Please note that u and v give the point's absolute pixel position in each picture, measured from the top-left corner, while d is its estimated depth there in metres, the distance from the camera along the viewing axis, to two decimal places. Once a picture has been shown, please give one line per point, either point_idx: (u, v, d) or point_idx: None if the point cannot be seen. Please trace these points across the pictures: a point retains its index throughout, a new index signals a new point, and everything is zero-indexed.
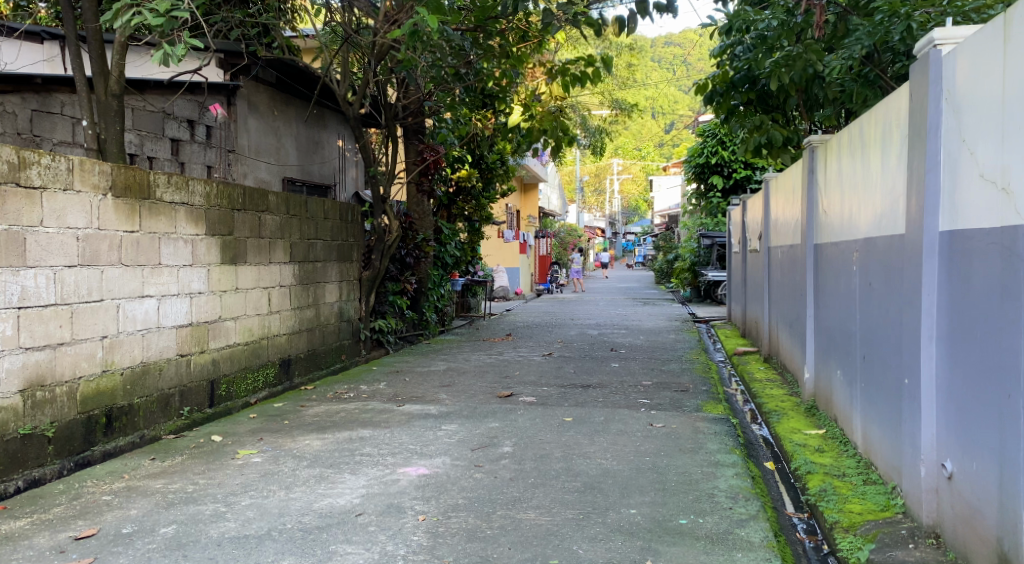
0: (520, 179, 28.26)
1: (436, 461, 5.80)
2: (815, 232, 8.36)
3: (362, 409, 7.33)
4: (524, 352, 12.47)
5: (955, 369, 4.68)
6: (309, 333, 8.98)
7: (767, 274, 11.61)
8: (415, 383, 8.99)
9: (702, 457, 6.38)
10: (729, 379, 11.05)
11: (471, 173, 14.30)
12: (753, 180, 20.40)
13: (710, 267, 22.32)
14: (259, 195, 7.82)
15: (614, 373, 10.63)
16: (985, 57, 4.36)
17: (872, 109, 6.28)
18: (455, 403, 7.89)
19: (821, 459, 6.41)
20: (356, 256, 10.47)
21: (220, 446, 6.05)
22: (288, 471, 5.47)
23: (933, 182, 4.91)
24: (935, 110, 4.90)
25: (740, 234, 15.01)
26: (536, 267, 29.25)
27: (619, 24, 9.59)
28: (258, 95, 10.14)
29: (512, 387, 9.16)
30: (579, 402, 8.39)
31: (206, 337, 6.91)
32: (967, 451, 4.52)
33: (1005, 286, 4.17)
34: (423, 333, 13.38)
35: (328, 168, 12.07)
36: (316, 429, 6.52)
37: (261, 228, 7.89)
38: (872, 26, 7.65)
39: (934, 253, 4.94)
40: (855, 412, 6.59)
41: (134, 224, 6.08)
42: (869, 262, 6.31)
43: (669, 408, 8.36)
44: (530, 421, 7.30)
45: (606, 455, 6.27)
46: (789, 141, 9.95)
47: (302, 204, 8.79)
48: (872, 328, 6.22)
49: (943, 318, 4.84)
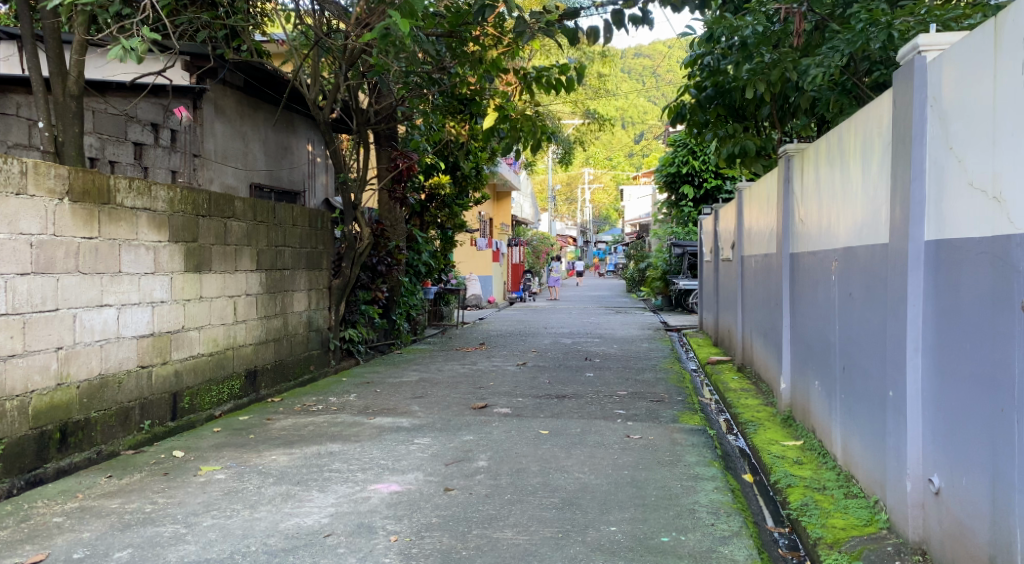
0: (493, 187, 28.09)
1: (409, 477, 5.58)
2: (791, 241, 8.25)
3: (331, 422, 7.10)
4: (497, 362, 12.27)
5: (942, 381, 4.54)
6: (276, 343, 8.72)
7: (740, 283, 11.50)
8: (386, 394, 8.76)
9: (681, 471, 6.21)
10: (704, 388, 10.92)
11: (443, 181, 14.11)
12: (724, 190, 20.38)
13: (681, 276, 22.28)
14: (225, 201, 7.58)
15: (588, 383, 10.46)
16: (974, 62, 4.23)
17: (852, 117, 6.16)
18: (428, 416, 7.67)
19: (800, 472, 6.26)
20: (326, 264, 10.23)
21: (182, 462, 5.79)
22: (252, 489, 5.23)
23: (919, 191, 4.78)
24: (920, 117, 4.77)
25: (712, 243, 14.92)
26: (508, 276, 29.09)
27: (593, 34, 9.45)
28: (224, 98, 9.91)
29: (486, 398, 8.96)
30: (554, 414, 8.20)
31: (168, 348, 6.66)
32: (955, 467, 4.38)
33: (997, 296, 4.03)
34: (394, 342, 13.15)
35: (297, 174, 11.83)
36: (282, 443, 6.28)
37: (227, 235, 7.65)
38: (852, 36, 7.53)
39: (919, 263, 4.81)
40: (835, 423, 6.47)
41: (92, 229, 5.83)
42: (850, 271, 6.18)
43: (646, 419, 8.19)
44: (505, 434, 7.10)
45: (584, 469, 6.08)
46: (762, 150, 9.82)
47: (268, 210, 8.54)
48: (852, 339, 6.10)
49: (930, 329, 4.71)
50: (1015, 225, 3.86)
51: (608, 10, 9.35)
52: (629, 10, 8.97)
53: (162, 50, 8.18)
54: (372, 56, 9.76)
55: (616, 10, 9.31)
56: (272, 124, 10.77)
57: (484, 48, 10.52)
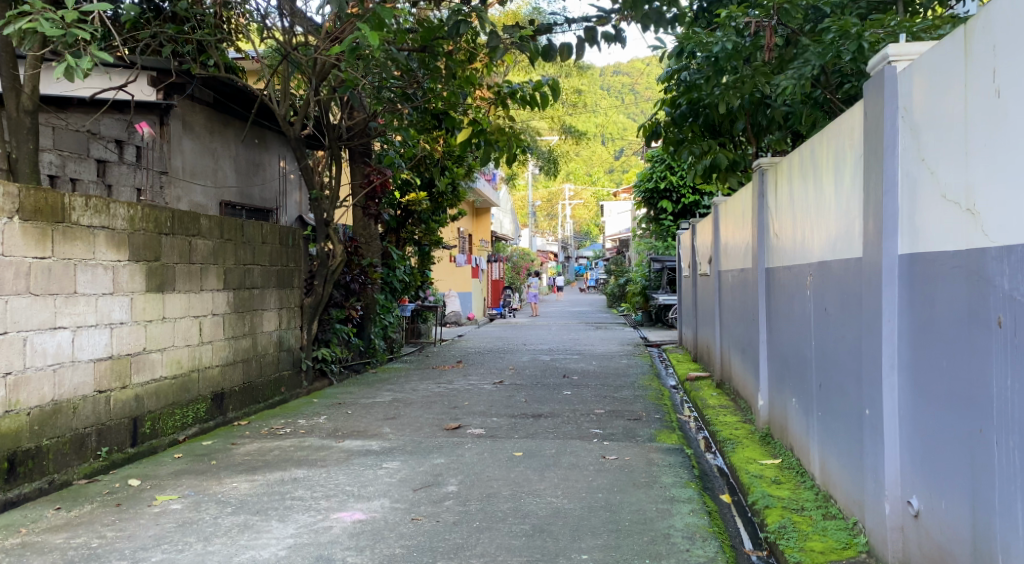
0: (472, 203, 27.98)
1: (374, 504, 5.40)
2: (766, 256, 8.14)
3: (298, 446, 6.91)
4: (474, 380, 12.08)
5: (919, 400, 4.41)
6: (244, 364, 8.51)
7: (717, 298, 11.39)
8: (357, 416, 8.56)
9: (656, 493, 6.05)
10: (682, 405, 10.78)
11: (420, 197, 13.96)
12: (702, 205, 20.36)
13: (661, 291, 22.20)
14: (190, 218, 7.40)
15: (565, 401, 10.30)
16: (944, 71, 4.12)
17: (824, 129, 6.07)
18: (399, 438, 7.48)
19: (778, 492, 6.11)
20: (297, 282, 10.03)
21: (137, 491, 5.59)
22: (208, 520, 5.04)
23: (892, 204, 4.67)
24: (891, 128, 4.67)
25: (689, 258, 14.82)
26: (488, 292, 28.95)
27: (567, 50, 9.35)
28: (192, 114, 9.75)
29: (460, 419, 8.78)
30: (529, 434, 8.03)
31: (127, 371, 6.45)
32: (935, 488, 4.24)
33: (972, 312, 3.90)
34: (369, 361, 12.92)
35: (269, 191, 11.62)
36: (245, 470, 6.09)
37: (192, 253, 7.46)
38: (823, 47, 7.47)
39: (894, 277, 4.69)
40: (812, 442, 6.33)
41: (46, 249, 5.65)
42: (824, 287, 6.07)
43: (622, 438, 8.04)
44: (477, 456, 6.92)
45: (557, 493, 5.92)
46: (735, 166, 9.81)
47: (236, 227, 8.36)
48: (828, 355, 5.97)
49: (906, 346, 4.58)
50: (990, 238, 3.73)
51: (581, 26, 9.25)
52: (602, 27, 8.88)
53: (125, 64, 8.03)
54: (342, 70, 9.62)
55: (588, 27, 9.21)
56: (242, 140, 10.59)
57: (457, 62, 10.40)
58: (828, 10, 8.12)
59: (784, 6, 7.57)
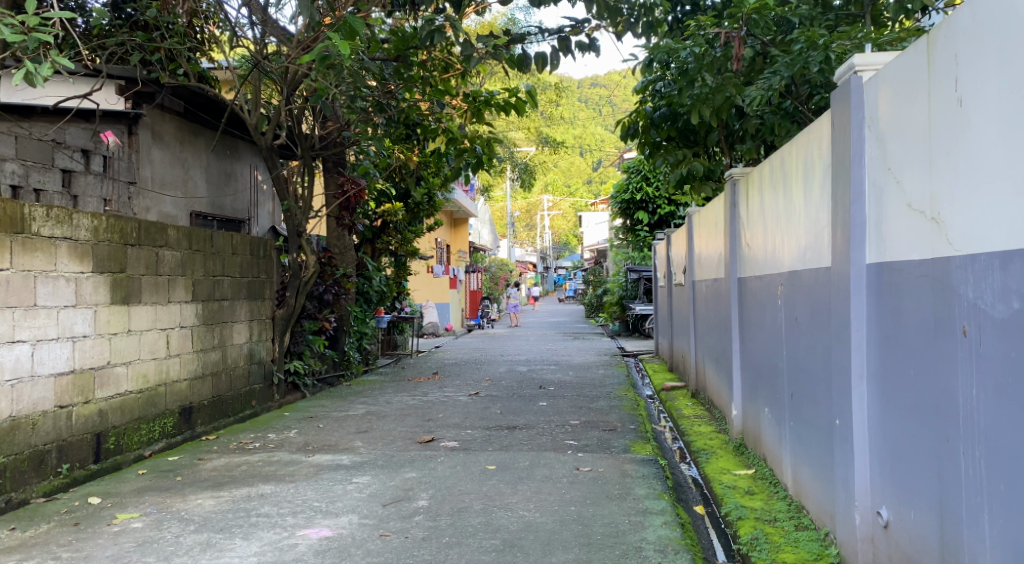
0: (450, 214, 27.93)
1: (341, 520, 5.32)
2: (738, 265, 8.13)
3: (267, 461, 6.80)
4: (450, 392, 11.99)
5: (888, 410, 4.39)
6: (213, 377, 8.39)
7: (692, 308, 11.37)
8: (329, 430, 8.45)
9: (629, 505, 6.00)
10: (658, 415, 10.74)
11: (395, 207, 13.87)
12: (678, 215, 20.39)
13: (638, 301, 22.19)
14: (157, 229, 7.29)
15: (541, 412, 10.22)
16: (908, 80, 4.10)
17: (792, 140, 6.06)
18: (370, 452, 7.39)
19: (751, 503, 6.07)
20: (268, 294, 9.91)
21: (97, 510, 5.47)
22: (170, 538, 4.93)
23: (859, 214, 4.65)
24: (858, 138, 4.65)
25: (665, 268, 14.82)
26: (467, 303, 28.84)
27: (540, 60, 9.31)
28: (162, 123, 9.65)
29: (434, 431, 8.69)
30: (503, 446, 7.96)
31: (90, 386, 6.33)
32: (903, 499, 4.21)
33: (938, 321, 3.87)
34: (344, 373, 12.78)
35: (241, 201, 11.49)
36: (211, 486, 5.98)
37: (159, 265, 7.35)
38: (791, 58, 7.52)
39: (862, 287, 4.66)
40: (784, 452, 6.30)
41: (3, 260, 5.54)
42: (795, 296, 6.06)
43: (597, 450, 7.98)
44: (449, 469, 6.84)
45: (529, 507, 5.85)
46: (710, 176, 9.88)
47: (205, 238, 8.26)
48: (799, 364, 5.95)
49: (874, 355, 4.55)
50: (955, 247, 3.70)
51: (554, 36, 9.23)
52: (575, 36, 8.87)
53: (90, 72, 7.95)
54: (314, 80, 9.54)
55: (562, 37, 9.20)
56: (213, 150, 10.48)
57: (431, 72, 10.37)
58: (797, 22, 8.17)
59: (753, 17, 7.60)
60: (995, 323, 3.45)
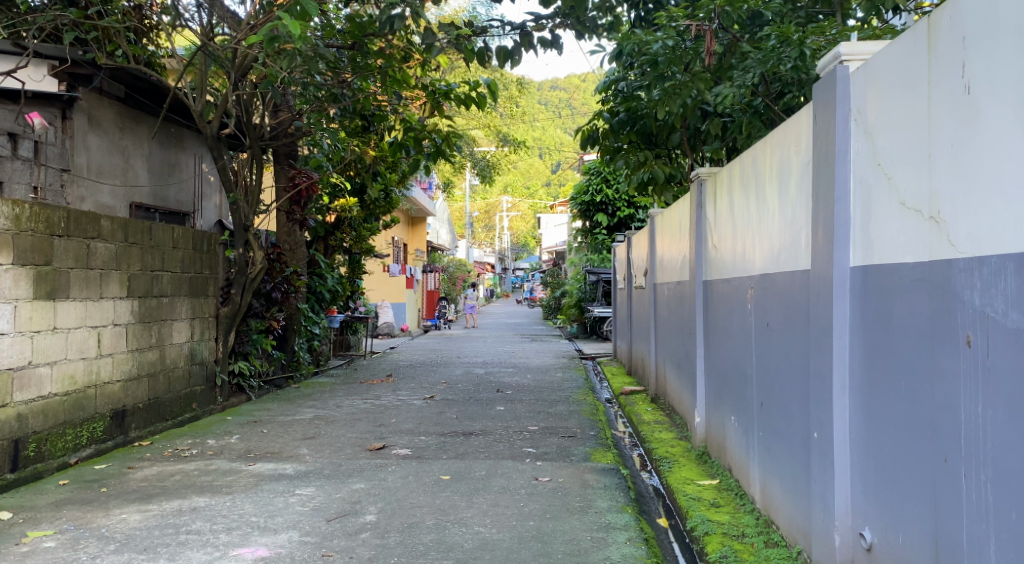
0: (407, 212, 27.38)
1: (280, 538, 4.89)
2: (704, 268, 7.80)
3: (203, 470, 6.34)
4: (403, 395, 11.54)
5: (873, 424, 4.07)
6: (150, 379, 7.89)
7: (653, 311, 11.03)
8: (274, 436, 7.98)
9: (590, 520, 5.62)
10: (617, 421, 10.41)
11: (349, 202, 13.39)
12: (638, 219, 20.16)
13: (596, 304, 21.90)
14: (88, 220, 6.81)
15: (498, 417, 9.83)
16: (903, 66, 3.78)
17: (767, 138, 5.74)
18: (316, 460, 6.93)
19: (717, 517, 5.72)
20: (212, 291, 9.40)
21: (7, 526, 4.98)
22: (84, 560, 4.48)
23: (842, 213, 4.32)
24: (842, 132, 4.32)
25: (625, 271, 14.49)
26: (424, 303, 28.40)
27: (502, 53, 8.91)
28: (101, 109, 9.14)
29: (386, 438, 8.24)
30: (458, 455, 7.53)
31: (8, 388, 5.84)
32: (890, 521, 3.89)
33: (935, 329, 3.55)
34: (292, 375, 12.28)
35: (185, 193, 10.94)
36: (138, 499, 5.51)
37: (90, 258, 6.86)
38: (763, 54, 7.14)
39: (845, 291, 4.34)
40: (752, 464, 5.98)
41: None
42: (766, 300, 5.73)
43: (556, 458, 7.59)
44: (401, 480, 6.41)
45: (485, 522, 5.44)
46: (671, 179, 9.55)
47: (143, 230, 7.77)
48: (771, 373, 5.62)
49: (857, 365, 4.24)
50: (958, 249, 3.38)
51: (516, 30, 8.85)
52: (537, 31, 8.50)
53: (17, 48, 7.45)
54: (263, 65, 8.98)
55: (524, 30, 8.83)
56: (155, 138, 9.96)
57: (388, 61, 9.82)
58: (769, 17, 7.80)
59: (724, 10, 7.23)
60: (1007, 335, 3.13)
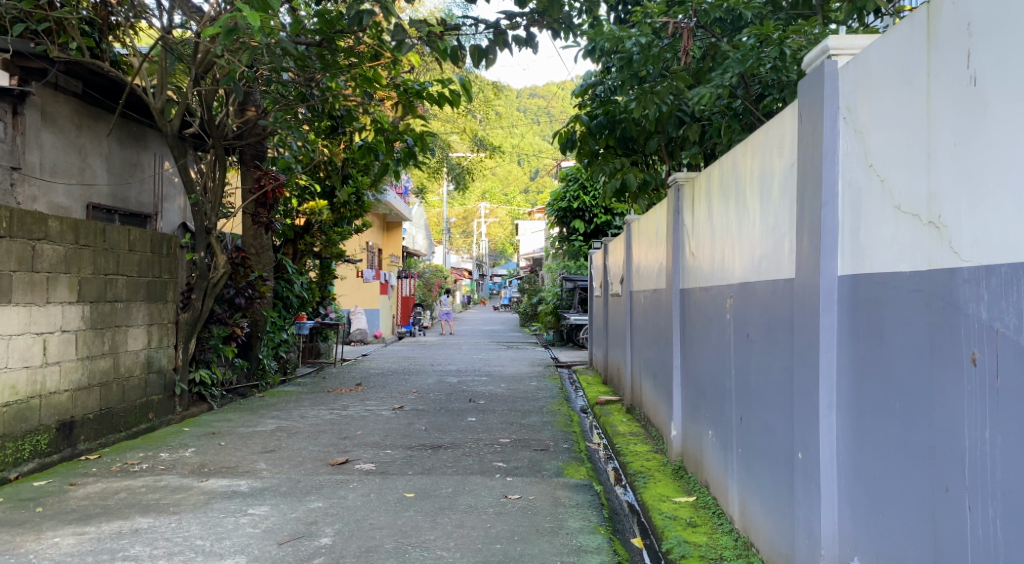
0: (381, 216, 26.98)
1: None
2: (681, 276, 7.52)
3: (151, 487, 5.99)
4: (372, 405, 11.17)
5: (863, 445, 3.78)
6: (103, 388, 7.52)
7: (629, 319, 10.75)
8: (231, 449, 7.62)
9: (561, 542, 5.30)
10: (592, 432, 10.11)
11: (319, 204, 13.03)
12: (614, 225, 19.97)
13: (572, 311, 21.65)
14: (33, 220, 6.46)
15: (469, 429, 9.50)
16: (899, 57, 3.50)
17: (747, 141, 5.47)
18: (274, 476, 6.58)
19: (694, 538, 5.41)
20: (172, 296, 9.00)
21: None
22: None
23: (830, 218, 4.04)
24: (830, 131, 4.05)
25: (600, 278, 14.23)
26: (398, 310, 28.01)
27: (476, 51, 8.58)
28: (56, 105, 8.76)
29: (350, 452, 7.89)
30: (425, 470, 7.20)
31: None
32: (883, 552, 3.61)
33: (934, 345, 3.28)
34: (257, 383, 11.90)
35: (147, 194, 10.53)
36: (76, 520, 5.17)
37: (36, 260, 6.49)
38: (742, 53, 6.84)
39: (832, 302, 4.06)
40: (731, 483, 5.69)
41: None
42: (747, 310, 5.45)
43: (528, 473, 7.27)
44: (362, 498, 6.08)
45: (449, 545, 5.12)
46: (646, 185, 9.24)
47: (96, 232, 7.40)
48: (750, 387, 5.35)
49: (846, 381, 3.95)
50: (961, 256, 3.11)
51: (490, 28, 8.55)
52: (511, 30, 8.20)
53: None
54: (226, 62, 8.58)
55: (499, 29, 8.53)
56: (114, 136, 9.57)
57: (359, 60, 9.44)
58: (750, 18, 7.52)
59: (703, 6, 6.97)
60: (1019, 352, 2.86)
